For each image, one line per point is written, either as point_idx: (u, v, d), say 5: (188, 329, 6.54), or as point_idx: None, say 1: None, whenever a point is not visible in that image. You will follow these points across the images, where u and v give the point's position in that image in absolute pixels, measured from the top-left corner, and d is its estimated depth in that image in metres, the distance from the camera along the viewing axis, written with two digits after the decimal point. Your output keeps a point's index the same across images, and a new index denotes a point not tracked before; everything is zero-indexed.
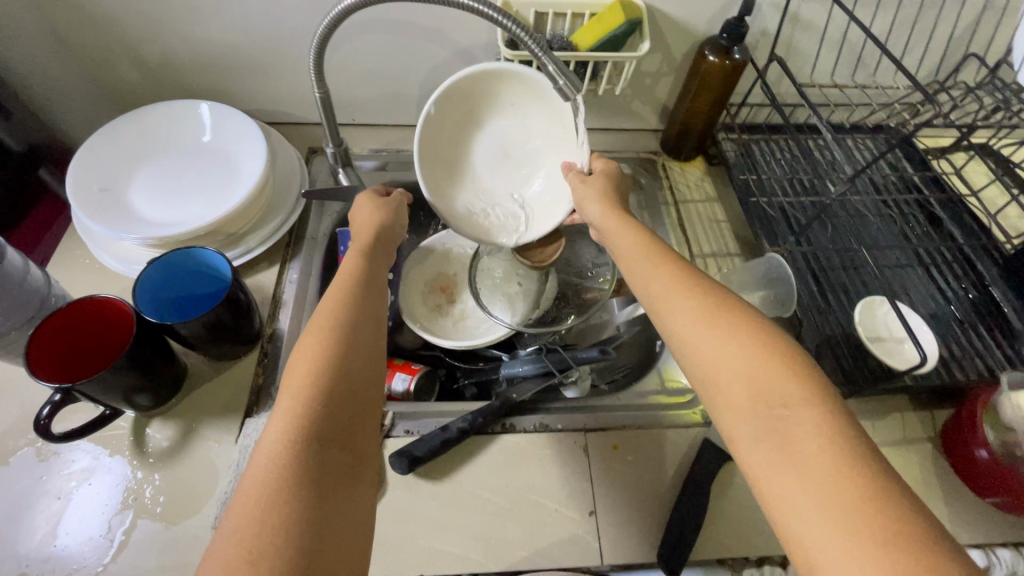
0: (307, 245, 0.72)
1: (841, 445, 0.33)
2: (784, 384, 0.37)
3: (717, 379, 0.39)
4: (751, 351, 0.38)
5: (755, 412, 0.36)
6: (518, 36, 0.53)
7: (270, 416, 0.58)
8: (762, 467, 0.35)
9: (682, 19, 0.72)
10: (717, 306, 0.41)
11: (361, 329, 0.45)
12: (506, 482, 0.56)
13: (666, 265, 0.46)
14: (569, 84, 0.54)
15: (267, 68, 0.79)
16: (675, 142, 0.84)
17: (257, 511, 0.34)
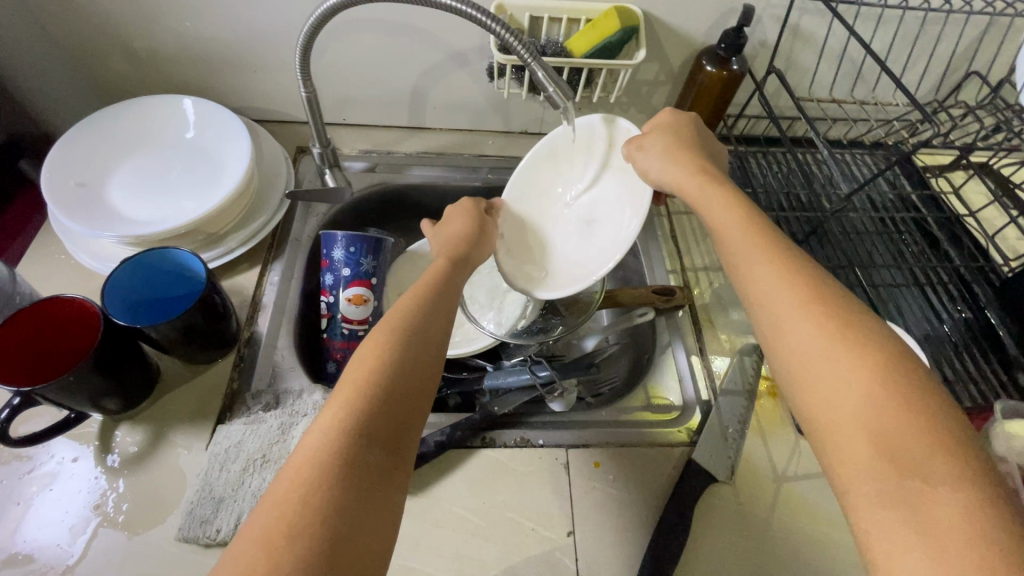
0: (290, 246, 0.71)
1: (986, 530, 0.28)
2: (926, 446, 0.30)
3: (832, 418, 0.33)
4: (881, 393, 0.32)
5: (884, 472, 0.31)
6: (507, 41, 0.52)
7: (244, 423, 0.56)
8: (875, 531, 0.30)
9: (679, 28, 0.70)
10: (849, 333, 0.35)
11: (425, 339, 0.42)
12: (483, 499, 0.55)
13: (782, 273, 0.39)
14: (559, 91, 0.53)
15: (256, 64, 0.77)
16: None
17: (290, 525, 0.31)
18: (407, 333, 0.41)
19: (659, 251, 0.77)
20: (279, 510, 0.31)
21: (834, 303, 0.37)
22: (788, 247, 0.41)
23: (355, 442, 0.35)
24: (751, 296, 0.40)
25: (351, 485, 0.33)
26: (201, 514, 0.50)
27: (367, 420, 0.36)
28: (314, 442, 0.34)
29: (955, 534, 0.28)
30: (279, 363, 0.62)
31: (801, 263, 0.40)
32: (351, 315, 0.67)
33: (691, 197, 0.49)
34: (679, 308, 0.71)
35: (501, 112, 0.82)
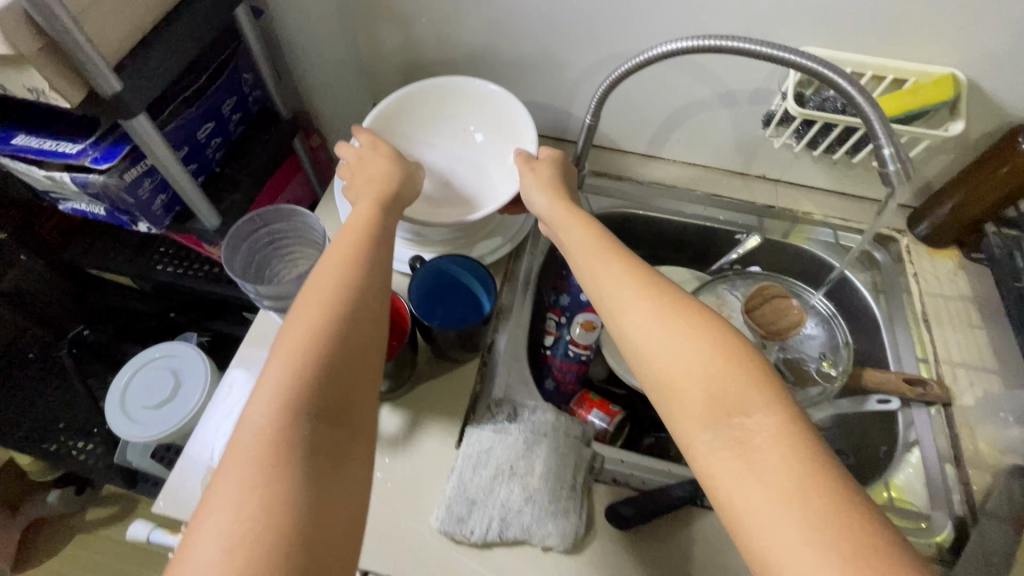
0: (527, 259, 0.73)
1: (802, 447, 0.36)
2: (738, 391, 0.39)
3: (672, 383, 0.41)
4: (713, 361, 0.40)
5: (714, 421, 0.38)
6: (861, 109, 0.48)
7: (492, 430, 0.58)
8: (734, 485, 0.36)
9: (1000, 98, 0.63)
10: (683, 315, 0.43)
11: (373, 287, 0.45)
12: (716, 565, 0.53)
13: (619, 270, 0.48)
14: (901, 171, 0.48)
15: (519, 77, 0.80)
16: (932, 225, 0.75)
17: (257, 471, 0.35)
18: (331, 291, 0.44)
19: (907, 334, 0.70)
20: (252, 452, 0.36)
21: (667, 292, 0.46)
22: (626, 252, 0.50)
23: (302, 390, 0.39)
24: (608, 297, 0.47)
25: (312, 436, 0.37)
26: (458, 513, 0.53)
27: (309, 374, 0.39)
28: (263, 407, 0.38)
29: (775, 461, 0.35)
30: (515, 374, 0.64)
31: (638, 264, 0.48)
32: (580, 338, 0.69)
33: (557, 222, 0.57)
34: (932, 403, 0.64)
35: (747, 155, 0.79)
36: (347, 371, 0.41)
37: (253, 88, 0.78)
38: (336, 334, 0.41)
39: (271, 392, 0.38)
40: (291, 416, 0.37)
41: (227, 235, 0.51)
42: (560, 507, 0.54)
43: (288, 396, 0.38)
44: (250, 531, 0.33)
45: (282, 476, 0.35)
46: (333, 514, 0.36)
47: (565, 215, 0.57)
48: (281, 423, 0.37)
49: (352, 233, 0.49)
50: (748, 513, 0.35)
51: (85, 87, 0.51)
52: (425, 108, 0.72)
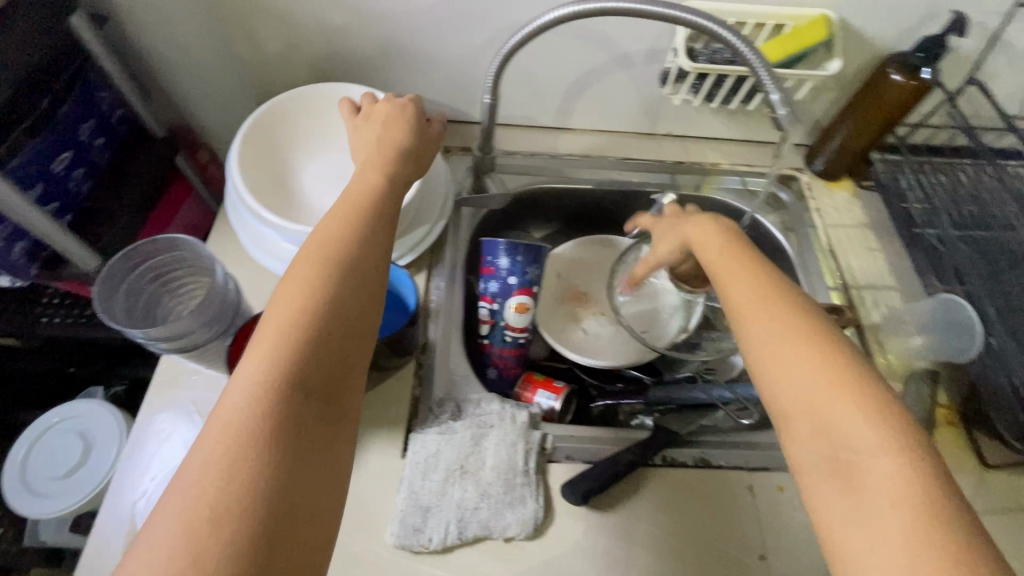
0: (450, 250, 0.71)
1: (907, 479, 0.33)
2: (846, 416, 0.35)
3: (785, 408, 0.37)
4: (827, 381, 0.36)
5: (814, 449, 0.35)
6: (753, 63, 0.51)
7: (437, 433, 0.56)
8: (835, 521, 0.33)
9: (868, 33, 0.66)
10: (799, 326, 0.39)
11: (364, 283, 0.41)
12: (672, 519, 0.55)
13: (749, 273, 0.44)
14: (790, 116, 0.53)
15: (412, 61, 0.76)
16: (826, 160, 0.79)
17: (215, 473, 0.32)
18: (322, 276, 0.39)
19: (817, 265, 0.75)
20: (215, 449, 0.33)
21: (786, 300, 0.41)
22: (759, 261, 0.45)
23: (264, 387, 0.35)
24: (733, 312, 0.43)
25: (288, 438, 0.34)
26: (413, 523, 0.51)
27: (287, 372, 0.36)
28: (235, 405, 0.34)
29: (886, 497, 0.32)
30: (455, 370, 0.63)
31: (767, 272, 0.44)
32: (516, 323, 0.68)
33: (694, 239, 0.51)
34: (847, 327, 0.68)
35: (652, 114, 0.79)
36: (328, 371, 0.37)
37: (114, 107, 0.70)
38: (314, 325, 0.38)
39: (239, 386, 0.35)
40: (255, 413, 0.34)
41: (98, 278, 0.45)
42: (516, 496, 0.53)
43: (265, 399, 0.35)
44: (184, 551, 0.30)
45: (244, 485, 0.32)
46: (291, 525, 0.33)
47: (710, 235, 0.50)
48: (247, 421, 0.34)
49: (348, 202, 0.45)
50: (841, 546, 0.33)
51: None
52: (293, 116, 0.65)
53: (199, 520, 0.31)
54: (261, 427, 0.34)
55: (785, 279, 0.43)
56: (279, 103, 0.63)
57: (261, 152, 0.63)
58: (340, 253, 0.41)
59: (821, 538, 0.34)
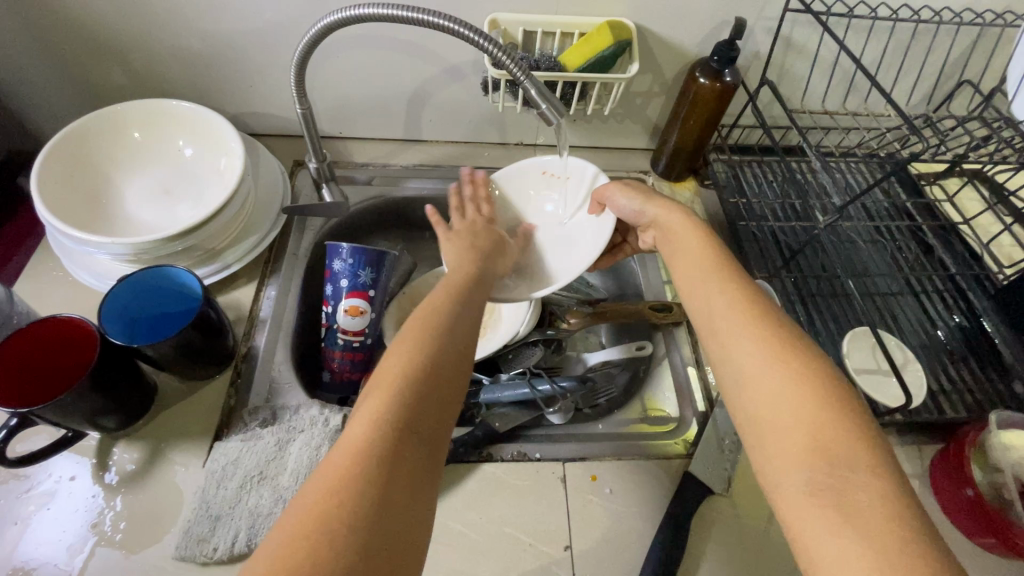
0: (287, 261, 0.71)
1: (904, 515, 0.31)
2: (844, 439, 0.34)
3: (770, 422, 0.37)
4: (818, 401, 0.36)
5: (806, 464, 0.34)
6: (504, 62, 0.53)
7: (240, 440, 0.56)
8: (808, 528, 0.32)
9: (671, 39, 0.71)
10: (790, 345, 0.39)
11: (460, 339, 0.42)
12: (480, 514, 0.55)
13: (725, 286, 0.45)
14: (551, 110, 0.54)
15: (253, 78, 0.78)
16: (668, 161, 0.83)
17: (302, 550, 0.29)
18: (430, 323, 0.41)
19: (655, 258, 0.78)
20: (313, 517, 0.30)
21: (772, 316, 0.41)
22: (744, 278, 0.45)
23: (383, 429, 0.34)
24: (711, 318, 0.43)
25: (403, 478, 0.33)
26: (198, 533, 0.50)
27: (410, 403, 0.36)
28: (362, 441, 0.33)
29: (877, 524, 0.31)
30: (276, 377, 0.62)
31: (750, 287, 0.44)
32: (350, 326, 0.68)
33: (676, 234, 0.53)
34: (676, 323, 0.71)
35: (498, 124, 0.82)
36: (430, 435, 0.36)
37: None
38: (421, 392, 0.37)
39: (380, 417, 0.35)
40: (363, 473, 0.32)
41: None
42: None
43: (375, 458, 0.33)
44: None
45: (334, 547, 0.29)
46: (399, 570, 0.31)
47: (689, 239, 0.51)
48: (351, 486, 0.31)
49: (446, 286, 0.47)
50: (820, 560, 0.31)
51: None
52: (123, 127, 0.65)
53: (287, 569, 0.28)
54: (371, 497, 0.31)
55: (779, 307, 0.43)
56: (90, 121, 0.63)
57: (78, 163, 0.62)
58: (440, 315, 0.43)
59: (800, 559, 0.32)
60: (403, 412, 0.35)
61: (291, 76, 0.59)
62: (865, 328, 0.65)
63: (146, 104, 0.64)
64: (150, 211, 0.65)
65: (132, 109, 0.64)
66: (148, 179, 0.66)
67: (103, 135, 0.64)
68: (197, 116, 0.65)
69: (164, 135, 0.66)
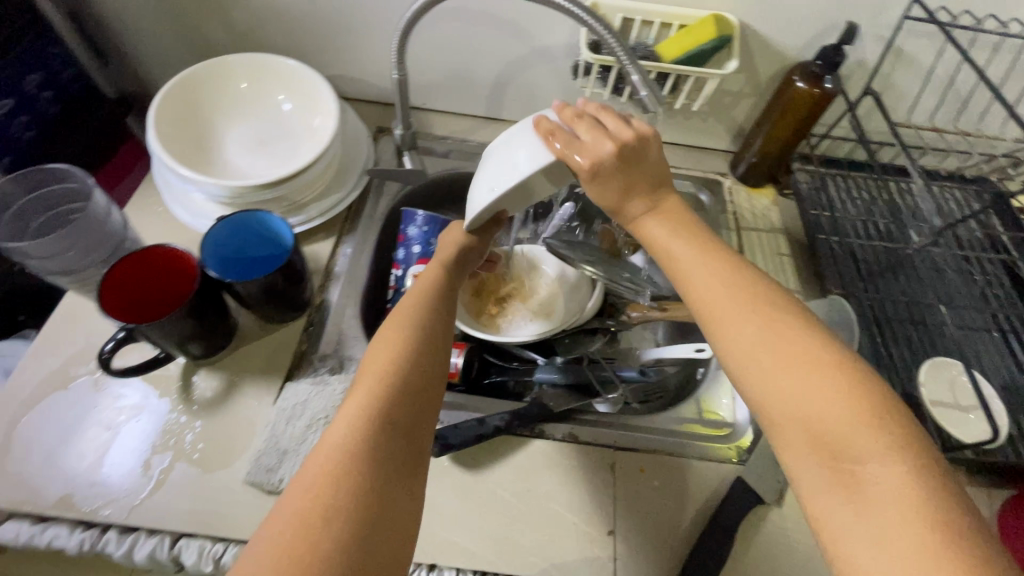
0: (363, 222, 0.74)
1: (926, 504, 0.30)
2: (852, 428, 0.33)
3: (780, 419, 0.35)
4: (822, 387, 0.34)
5: (818, 461, 0.33)
6: (609, 43, 0.53)
7: (310, 383, 0.59)
8: (834, 528, 0.32)
9: (774, 39, 0.69)
10: (786, 325, 0.37)
11: (434, 337, 0.45)
12: (528, 487, 0.56)
13: (712, 260, 0.41)
14: (652, 98, 0.54)
15: (350, 43, 0.80)
16: (748, 166, 0.81)
17: (302, 525, 0.32)
18: (403, 330, 0.44)
19: None
20: (310, 497, 0.33)
21: (767, 295, 0.39)
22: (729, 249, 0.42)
23: (365, 424, 0.37)
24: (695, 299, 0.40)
25: (380, 475, 0.35)
26: (267, 463, 0.53)
27: (380, 407, 0.38)
28: (334, 441, 0.36)
29: (896, 517, 0.30)
30: (345, 330, 0.65)
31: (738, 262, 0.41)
32: None
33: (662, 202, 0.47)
34: None
35: None
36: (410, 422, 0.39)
37: (64, 64, 0.75)
38: (396, 384, 0.40)
39: (358, 421, 0.37)
40: (353, 458, 0.35)
41: None
42: None
43: (360, 448, 0.36)
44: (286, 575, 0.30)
45: (335, 525, 0.32)
46: (384, 551, 0.33)
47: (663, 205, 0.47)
48: (341, 473, 0.34)
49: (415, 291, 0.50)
50: (848, 564, 0.31)
51: None
52: (232, 76, 0.68)
53: (292, 544, 0.31)
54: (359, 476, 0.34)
55: (772, 282, 0.40)
56: (199, 69, 0.66)
57: (187, 105, 0.66)
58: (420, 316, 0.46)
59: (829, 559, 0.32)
60: (387, 406, 0.38)
61: (397, 42, 0.61)
62: (946, 359, 0.62)
63: (255, 58, 0.68)
64: (244, 158, 0.68)
65: (242, 61, 0.68)
66: (246, 128, 0.69)
67: (212, 82, 0.68)
68: (299, 74, 0.68)
69: (267, 89, 0.70)
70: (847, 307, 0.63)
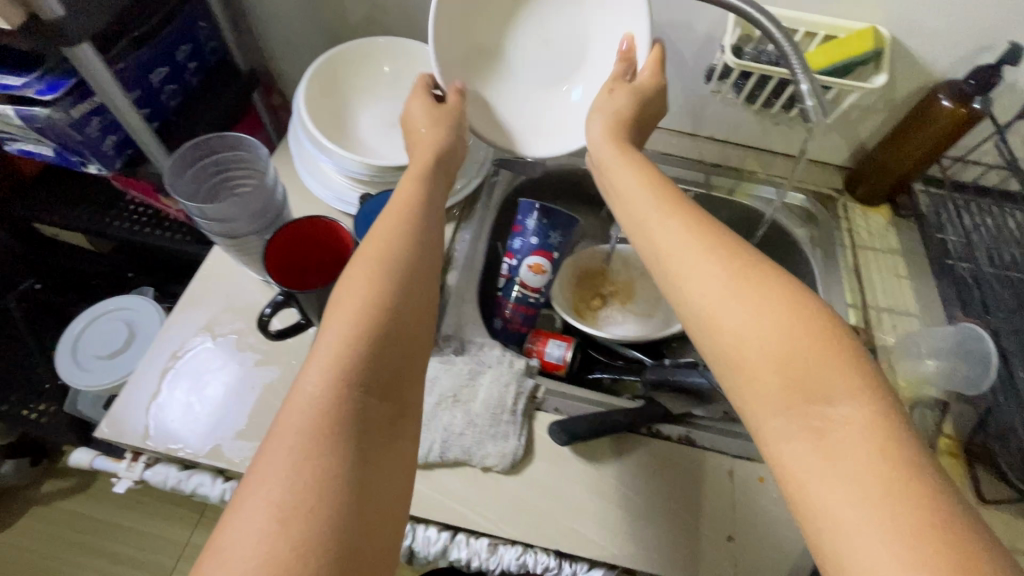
0: (480, 208, 0.75)
1: (890, 447, 0.31)
2: (820, 372, 0.34)
3: (740, 359, 0.37)
4: (791, 331, 0.36)
5: (789, 407, 0.34)
6: (786, 56, 0.53)
7: (437, 361, 0.60)
8: (797, 471, 0.33)
9: (922, 55, 0.67)
10: (761, 276, 0.39)
11: (421, 272, 0.45)
12: (647, 485, 0.56)
13: (679, 219, 0.44)
14: (819, 107, 0.54)
15: None
16: (868, 185, 0.79)
17: (303, 461, 0.34)
18: (392, 262, 0.43)
19: (839, 280, 0.75)
20: (305, 434, 0.35)
21: (745, 252, 0.40)
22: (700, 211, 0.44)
23: (347, 368, 0.38)
24: (664, 252, 0.43)
25: (352, 422, 0.36)
26: None
27: (347, 358, 0.38)
28: (313, 393, 0.36)
29: (859, 456, 0.31)
30: (466, 314, 0.66)
31: (705, 221, 0.43)
32: (531, 282, 0.71)
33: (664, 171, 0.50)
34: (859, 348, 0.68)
35: (696, 115, 0.82)
36: (394, 364, 0.40)
37: (209, 38, 0.78)
38: (383, 317, 0.40)
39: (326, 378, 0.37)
40: (342, 399, 0.37)
41: (172, 160, 0.53)
42: (500, 431, 0.56)
43: (345, 391, 0.37)
44: (291, 506, 0.32)
45: (332, 462, 0.34)
46: (372, 479, 0.35)
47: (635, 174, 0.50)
48: (327, 415, 0.36)
49: (397, 210, 0.48)
50: (805, 499, 0.32)
51: (26, 12, 0.51)
52: (376, 55, 0.71)
53: (296, 476, 0.33)
54: (345, 413, 0.36)
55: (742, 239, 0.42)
56: (336, 52, 0.69)
57: (332, 78, 0.69)
58: (410, 247, 0.45)
59: (792, 504, 0.33)
60: (375, 350, 0.39)
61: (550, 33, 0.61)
62: None
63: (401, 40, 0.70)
64: (376, 135, 0.70)
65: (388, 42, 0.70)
66: (381, 106, 0.72)
67: (358, 58, 0.70)
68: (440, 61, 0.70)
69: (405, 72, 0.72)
70: (983, 336, 0.61)
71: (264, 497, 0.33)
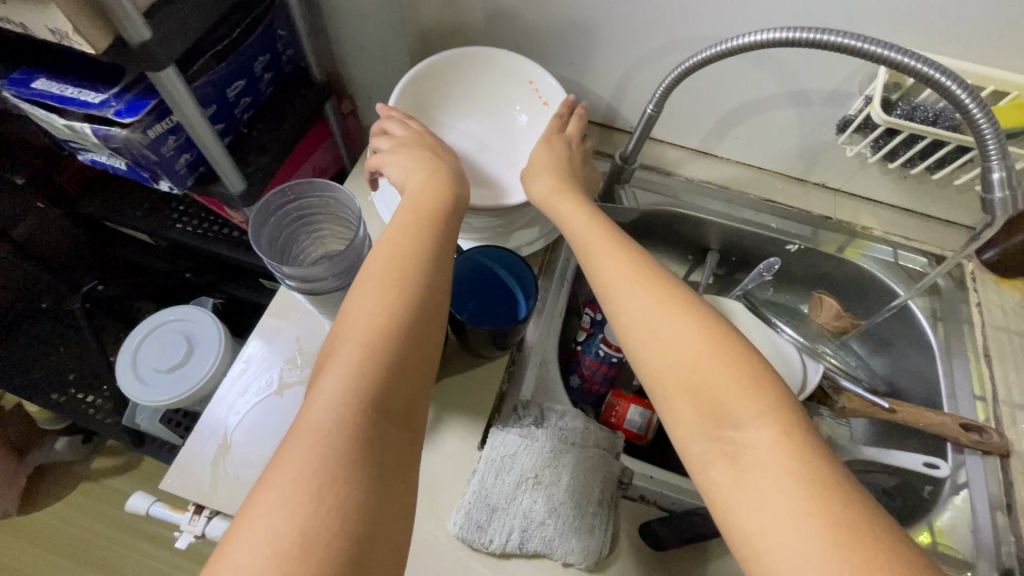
0: (564, 250, 0.69)
1: (803, 471, 0.33)
2: (731, 397, 0.36)
3: (666, 384, 0.38)
4: (709, 356, 0.38)
5: (704, 430, 0.36)
6: (980, 134, 0.45)
7: (517, 434, 0.54)
8: (727, 498, 0.34)
9: None
10: (685, 305, 0.40)
11: (441, 278, 0.43)
12: None
13: (612, 244, 0.46)
14: (1008, 200, 0.47)
15: None
16: (1003, 253, 0.68)
17: (318, 479, 0.32)
18: (409, 272, 0.42)
19: (965, 365, 0.65)
20: (316, 443, 0.34)
21: (671, 281, 0.42)
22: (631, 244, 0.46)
23: (361, 378, 0.36)
24: (599, 275, 0.45)
25: (371, 445, 0.35)
26: (477, 519, 0.50)
27: (369, 380, 0.36)
28: (332, 410, 0.35)
29: (774, 477, 0.33)
30: (547, 375, 0.61)
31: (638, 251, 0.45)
32: (614, 338, 0.65)
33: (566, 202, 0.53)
34: (989, 451, 0.59)
35: (809, 160, 0.73)
36: (407, 379, 0.38)
37: (287, 46, 0.73)
38: (400, 323, 0.39)
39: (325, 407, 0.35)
40: (353, 414, 0.35)
41: (257, 209, 0.52)
42: (585, 524, 0.51)
43: (359, 405, 0.35)
44: (311, 528, 0.31)
45: (346, 475, 0.33)
46: (393, 509, 0.34)
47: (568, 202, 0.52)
48: (341, 433, 0.34)
49: (411, 211, 0.47)
50: (736, 526, 0.33)
51: (113, 36, 0.47)
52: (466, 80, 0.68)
53: (309, 489, 0.32)
54: (360, 424, 0.35)
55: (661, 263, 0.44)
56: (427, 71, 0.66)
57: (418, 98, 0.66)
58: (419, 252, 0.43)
59: (734, 540, 0.33)
60: (392, 359, 0.38)
61: (674, 76, 0.53)
62: None
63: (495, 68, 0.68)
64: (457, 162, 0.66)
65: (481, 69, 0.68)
66: (463, 133, 0.68)
67: (448, 81, 0.67)
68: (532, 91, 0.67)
69: (492, 99, 0.69)
70: None
71: (274, 520, 0.31)
